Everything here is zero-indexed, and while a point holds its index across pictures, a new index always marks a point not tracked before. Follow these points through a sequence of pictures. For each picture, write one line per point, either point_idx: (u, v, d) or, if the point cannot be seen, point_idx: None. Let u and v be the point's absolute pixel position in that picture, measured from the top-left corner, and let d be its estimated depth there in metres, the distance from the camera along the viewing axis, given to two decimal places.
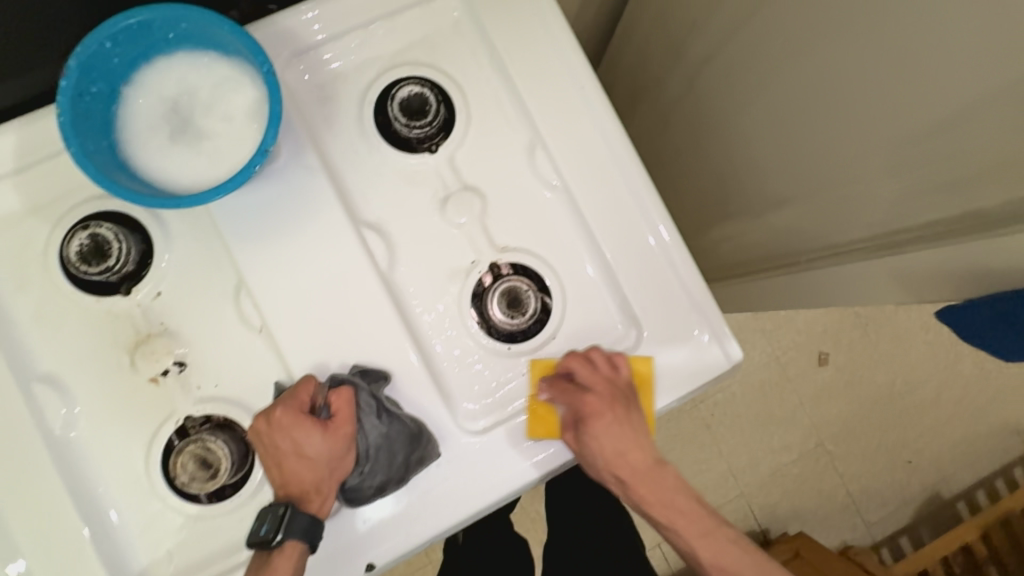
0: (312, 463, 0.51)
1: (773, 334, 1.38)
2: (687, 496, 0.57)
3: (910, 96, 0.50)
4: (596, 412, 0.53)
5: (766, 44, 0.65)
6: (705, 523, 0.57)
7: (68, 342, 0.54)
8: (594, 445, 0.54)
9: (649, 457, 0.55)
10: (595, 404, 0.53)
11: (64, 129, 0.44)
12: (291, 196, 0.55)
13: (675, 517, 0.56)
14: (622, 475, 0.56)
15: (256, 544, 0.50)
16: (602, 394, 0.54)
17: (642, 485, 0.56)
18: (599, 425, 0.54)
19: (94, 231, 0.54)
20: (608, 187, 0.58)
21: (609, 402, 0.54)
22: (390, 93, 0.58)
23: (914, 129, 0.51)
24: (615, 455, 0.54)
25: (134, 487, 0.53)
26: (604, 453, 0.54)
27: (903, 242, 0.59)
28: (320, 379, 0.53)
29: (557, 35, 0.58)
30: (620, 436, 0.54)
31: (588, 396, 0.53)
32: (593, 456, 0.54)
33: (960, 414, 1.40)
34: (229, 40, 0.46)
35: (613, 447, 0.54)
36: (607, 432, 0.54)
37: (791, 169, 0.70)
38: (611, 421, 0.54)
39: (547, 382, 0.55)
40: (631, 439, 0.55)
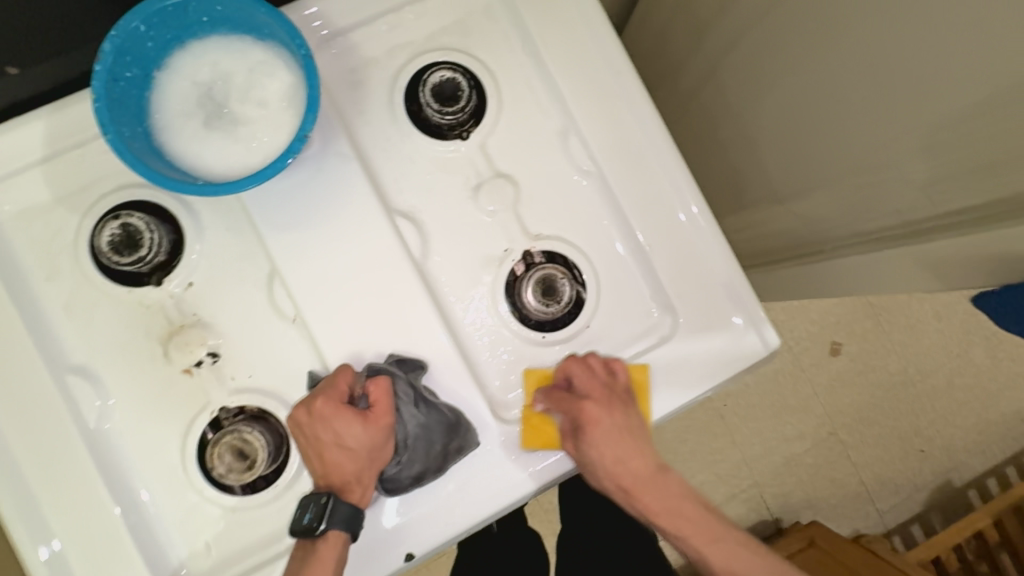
0: (354, 454, 0.51)
1: (786, 324, 1.38)
2: (693, 502, 0.56)
3: (946, 79, 0.49)
4: (593, 419, 0.53)
5: (791, 28, 0.64)
6: (718, 530, 0.55)
7: (100, 333, 0.53)
8: (594, 452, 0.53)
9: (650, 464, 0.55)
10: (594, 410, 0.53)
11: (100, 115, 0.43)
12: (323, 185, 0.54)
13: (682, 525, 0.55)
14: (624, 485, 0.55)
15: (299, 533, 0.49)
16: (601, 399, 0.53)
17: (646, 494, 0.55)
18: (598, 432, 0.53)
19: (125, 221, 0.53)
20: (642, 173, 0.57)
21: (609, 407, 0.53)
22: (422, 78, 0.57)
23: (947, 114, 0.50)
24: (617, 464, 0.53)
25: (170, 479, 0.52)
26: (605, 460, 0.53)
27: (934, 229, 0.58)
28: (356, 369, 0.53)
29: (591, 18, 0.57)
30: (621, 443, 0.53)
31: (588, 403, 0.53)
32: (594, 464, 0.53)
33: (973, 403, 1.40)
34: (265, 23, 0.45)
35: (612, 455, 0.53)
36: (607, 440, 0.53)
37: (817, 156, 0.69)
38: (611, 427, 0.53)
39: (544, 391, 0.54)
40: (632, 446, 0.54)
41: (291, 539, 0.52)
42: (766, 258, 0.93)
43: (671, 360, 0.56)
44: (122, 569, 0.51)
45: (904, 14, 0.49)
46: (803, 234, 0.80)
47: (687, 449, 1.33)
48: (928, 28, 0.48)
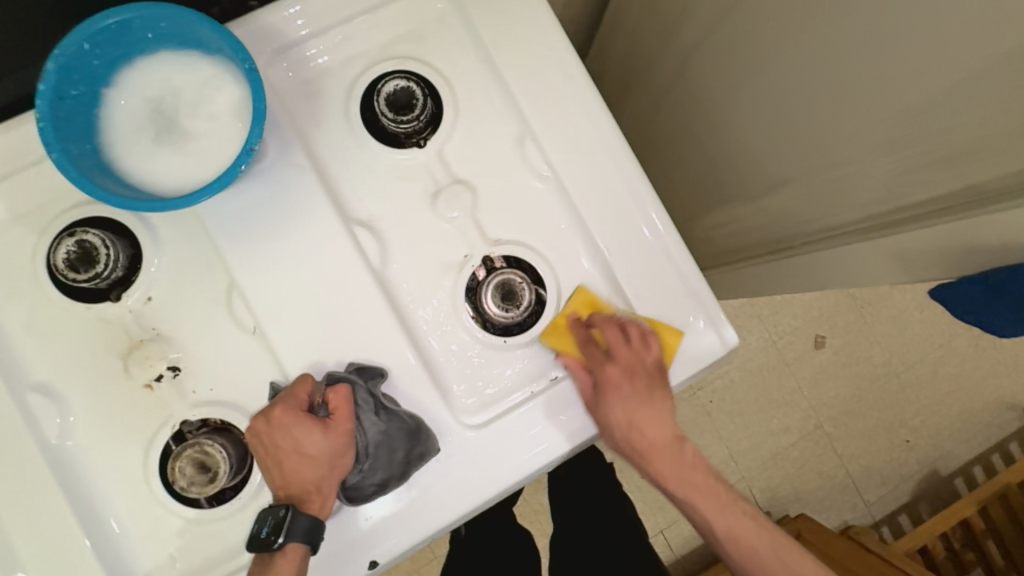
0: (314, 462, 0.51)
1: (770, 319, 1.38)
2: (704, 472, 0.56)
3: (899, 74, 0.49)
4: (613, 377, 0.53)
5: (757, 25, 0.65)
6: (724, 500, 0.56)
7: (61, 351, 0.53)
8: (607, 412, 0.53)
9: (667, 432, 0.55)
10: (612, 367, 0.53)
11: (45, 134, 0.43)
12: (280, 196, 0.54)
13: (694, 492, 0.55)
14: (641, 450, 0.55)
15: (257, 548, 0.49)
16: (622, 367, 0.54)
17: (658, 461, 0.55)
18: (616, 393, 0.53)
19: (80, 237, 0.53)
20: (598, 176, 0.58)
21: (627, 373, 0.54)
22: (376, 87, 0.57)
23: (901, 109, 0.51)
24: (626, 424, 0.53)
25: (133, 494, 0.53)
26: (619, 421, 0.53)
27: (896, 220, 0.59)
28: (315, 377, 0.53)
29: (544, 25, 0.58)
30: (641, 407, 0.54)
31: (607, 365, 0.54)
32: (606, 422, 0.54)
33: (957, 392, 1.41)
34: (212, 38, 0.46)
35: (625, 418, 0.53)
36: (623, 403, 0.53)
37: (785, 152, 0.69)
38: (628, 394, 0.53)
39: (575, 337, 0.56)
40: (654, 410, 0.54)
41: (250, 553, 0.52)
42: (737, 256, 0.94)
43: None
44: None
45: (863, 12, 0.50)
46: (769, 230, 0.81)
47: None
48: (881, 23, 0.48)
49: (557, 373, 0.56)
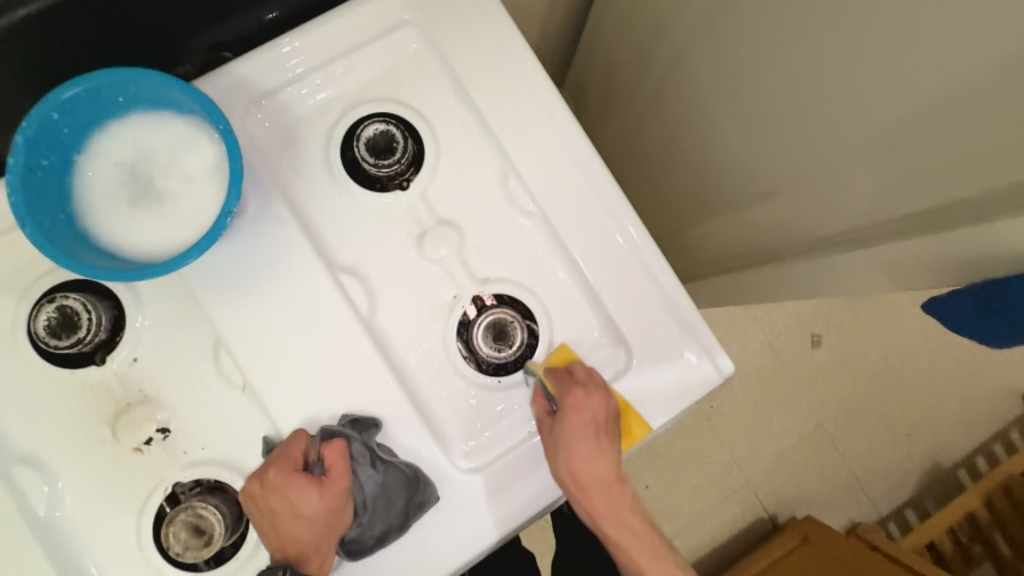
0: (310, 522, 0.49)
1: (765, 321, 1.38)
2: (641, 517, 0.55)
3: (874, 95, 0.49)
4: (578, 405, 0.52)
5: (738, 43, 0.64)
6: (657, 549, 0.55)
7: (44, 420, 0.52)
8: (562, 439, 0.52)
9: (612, 472, 0.53)
10: (580, 397, 0.52)
11: (18, 209, 0.42)
12: (262, 247, 0.54)
13: (627, 538, 0.55)
14: (582, 485, 0.52)
15: None
16: (591, 396, 0.52)
17: (596, 497, 0.53)
18: (575, 422, 0.51)
19: (61, 302, 0.52)
20: (584, 209, 0.57)
21: (592, 406, 0.52)
22: (355, 132, 0.57)
23: (874, 129, 0.51)
24: (578, 455, 0.52)
25: (128, 561, 0.51)
26: (570, 450, 0.52)
27: (869, 239, 0.58)
28: (311, 433, 0.52)
29: (521, 60, 0.58)
30: (590, 444, 0.52)
31: (576, 391, 0.52)
32: (557, 449, 0.52)
33: (954, 384, 1.42)
34: (183, 99, 0.45)
35: (577, 450, 0.52)
36: (578, 436, 0.52)
37: (767, 166, 0.68)
38: (586, 424, 0.52)
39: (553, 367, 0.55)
40: (603, 449, 0.53)
41: None
42: (721, 269, 0.94)
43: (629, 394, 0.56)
44: None
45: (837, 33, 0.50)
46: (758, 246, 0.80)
47: (676, 455, 1.33)
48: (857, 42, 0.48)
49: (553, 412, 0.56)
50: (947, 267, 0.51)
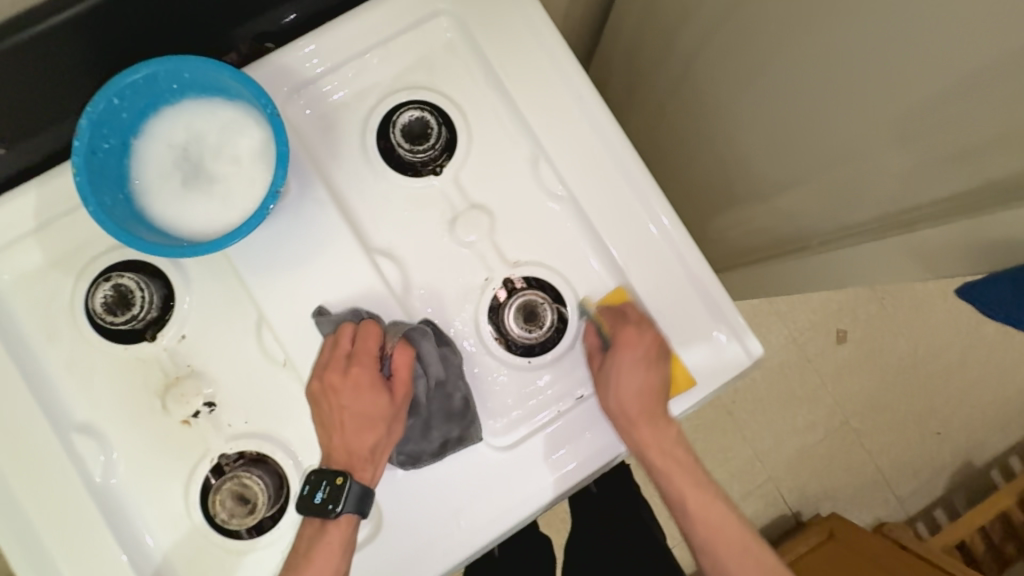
0: (373, 424, 0.53)
1: (790, 315, 1.37)
2: (684, 448, 0.56)
3: (907, 75, 0.49)
4: (629, 343, 0.54)
5: (765, 29, 0.64)
6: (699, 477, 0.57)
7: (100, 393, 0.55)
8: (615, 366, 0.54)
9: (661, 404, 0.55)
10: (632, 336, 0.54)
11: (82, 189, 0.44)
12: (303, 231, 0.56)
13: (671, 468, 0.56)
14: (631, 411, 0.54)
15: (309, 511, 0.51)
16: (643, 337, 0.54)
17: (645, 426, 0.54)
18: (625, 358, 0.53)
19: (117, 282, 0.55)
20: (614, 192, 0.58)
21: (644, 345, 0.54)
22: (391, 119, 0.58)
23: (906, 110, 0.51)
24: (631, 389, 0.53)
25: (177, 527, 0.54)
26: (623, 381, 0.53)
27: (900, 224, 0.58)
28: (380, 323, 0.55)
29: (552, 48, 0.59)
30: (640, 377, 0.54)
31: (627, 329, 0.54)
32: (608, 377, 0.54)
33: (987, 381, 1.38)
34: (233, 85, 0.47)
35: (629, 379, 0.53)
36: (631, 370, 0.53)
37: (794, 151, 0.68)
38: (638, 357, 0.54)
39: (608, 306, 0.57)
40: (653, 386, 0.54)
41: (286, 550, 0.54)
42: (745, 260, 0.94)
43: None
44: None
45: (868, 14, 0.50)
46: (783, 234, 0.80)
47: (698, 448, 1.32)
48: (888, 22, 0.48)
49: (583, 393, 0.57)
50: (985, 251, 0.50)
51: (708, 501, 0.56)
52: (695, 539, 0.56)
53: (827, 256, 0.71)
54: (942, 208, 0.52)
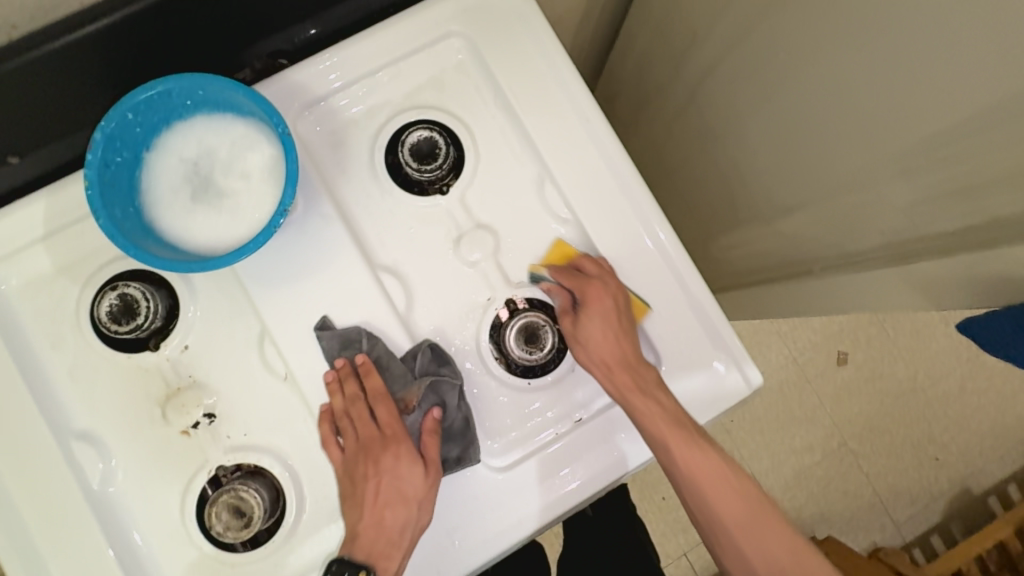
0: (405, 502, 0.52)
1: (790, 335, 1.37)
2: (671, 403, 0.54)
3: (913, 111, 0.49)
4: (596, 296, 0.56)
5: (771, 59, 0.65)
6: (695, 441, 0.53)
7: (101, 400, 0.55)
8: (586, 328, 0.55)
9: (632, 347, 0.56)
10: (598, 289, 0.56)
11: (93, 201, 0.45)
12: (308, 245, 0.56)
13: (664, 429, 0.52)
14: (607, 367, 0.55)
15: None
16: (608, 286, 0.56)
17: (623, 379, 0.54)
18: (594, 309, 0.55)
19: (123, 290, 0.55)
20: (618, 217, 0.59)
21: (612, 294, 0.56)
22: (399, 137, 0.59)
23: (912, 146, 0.51)
24: (602, 335, 0.55)
25: (172, 537, 0.54)
26: (596, 337, 0.55)
27: (904, 255, 0.58)
28: (370, 356, 0.55)
29: (562, 72, 0.60)
30: (608, 329, 0.55)
31: (592, 283, 0.56)
32: (583, 340, 0.55)
33: (986, 408, 1.38)
34: (245, 102, 0.48)
35: (601, 334, 0.55)
36: (600, 319, 0.55)
37: (800, 178, 0.68)
38: (607, 309, 0.55)
39: (555, 266, 0.58)
40: (620, 331, 0.56)
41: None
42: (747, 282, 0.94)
43: None
44: None
45: (871, 52, 0.51)
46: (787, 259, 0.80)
47: None
48: (892, 60, 0.49)
49: (582, 415, 0.57)
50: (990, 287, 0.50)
51: (704, 465, 0.53)
52: (692, 509, 0.54)
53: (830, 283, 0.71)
54: (945, 240, 0.53)
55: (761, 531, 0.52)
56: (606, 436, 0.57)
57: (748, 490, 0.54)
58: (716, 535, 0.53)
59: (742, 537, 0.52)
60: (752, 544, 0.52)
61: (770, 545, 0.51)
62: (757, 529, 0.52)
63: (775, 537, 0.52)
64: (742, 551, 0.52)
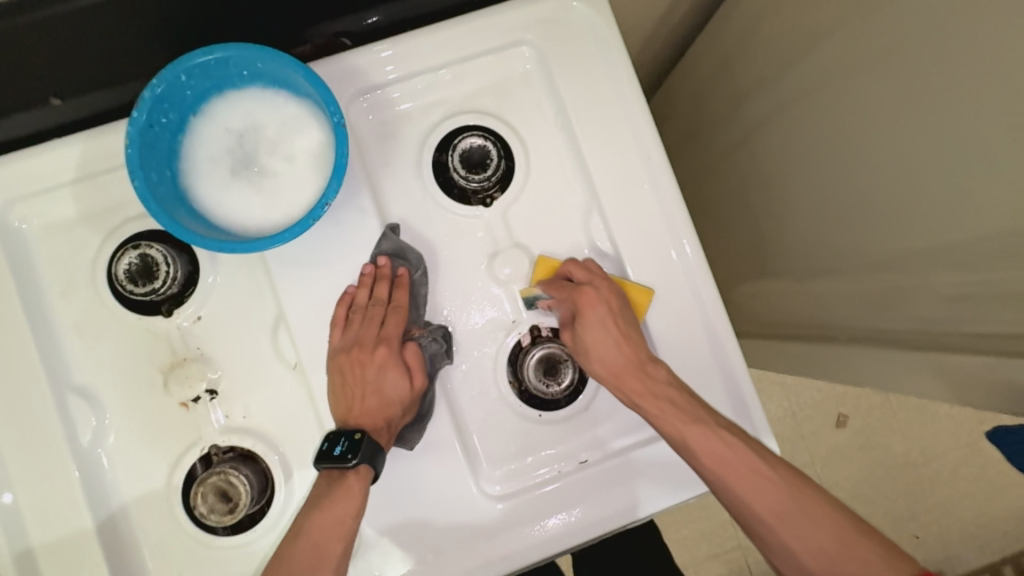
0: (388, 403, 0.53)
1: (793, 388, 1.24)
2: (682, 394, 0.52)
3: (977, 206, 0.46)
4: (589, 303, 0.53)
5: (819, 120, 0.60)
6: (712, 428, 0.50)
7: (103, 357, 0.54)
8: (585, 340, 0.54)
9: (635, 348, 0.53)
10: (590, 295, 0.53)
11: (131, 160, 0.43)
12: (341, 237, 0.54)
13: (676, 424, 0.50)
14: (614, 375, 0.53)
15: (326, 462, 0.49)
16: (600, 290, 0.54)
17: (631, 385, 0.52)
18: (590, 317, 0.53)
19: (144, 251, 0.53)
20: (661, 261, 0.57)
21: (605, 298, 0.53)
22: (452, 141, 0.57)
23: (969, 240, 0.48)
24: (606, 343, 0.53)
25: (154, 506, 0.53)
26: (596, 345, 0.53)
27: (931, 344, 0.53)
28: (411, 274, 0.55)
29: (629, 101, 0.57)
30: (610, 334, 0.53)
31: (582, 291, 0.54)
32: (585, 351, 0.54)
33: (975, 496, 1.25)
34: (303, 83, 0.46)
35: (601, 340, 0.53)
36: (600, 328, 0.53)
37: (832, 244, 0.64)
38: (604, 315, 0.53)
39: (546, 281, 0.55)
40: (621, 333, 0.53)
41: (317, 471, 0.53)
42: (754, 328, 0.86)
43: (661, 458, 0.55)
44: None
45: (939, 137, 0.47)
46: (793, 331, 0.75)
47: None
48: (962, 154, 0.46)
49: (587, 457, 0.56)
50: None
51: (736, 453, 0.49)
52: (731, 511, 0.49)
53: (841, 362, 0.66)
54: (986, 342, 0.48)
55: (799, 520, 0.46)
56: (610, 485, 0.55)
57: (776, 472, 0.48)
58: (754, 528, 0.47)
59: (783, 529, 0.46)
60: (793, 537, 0.45)
61: (809, 532, 0.45)
62: (794, 515, 0.46)
63: (810, 526, 0.45)
64: (785, 545, 0.46)
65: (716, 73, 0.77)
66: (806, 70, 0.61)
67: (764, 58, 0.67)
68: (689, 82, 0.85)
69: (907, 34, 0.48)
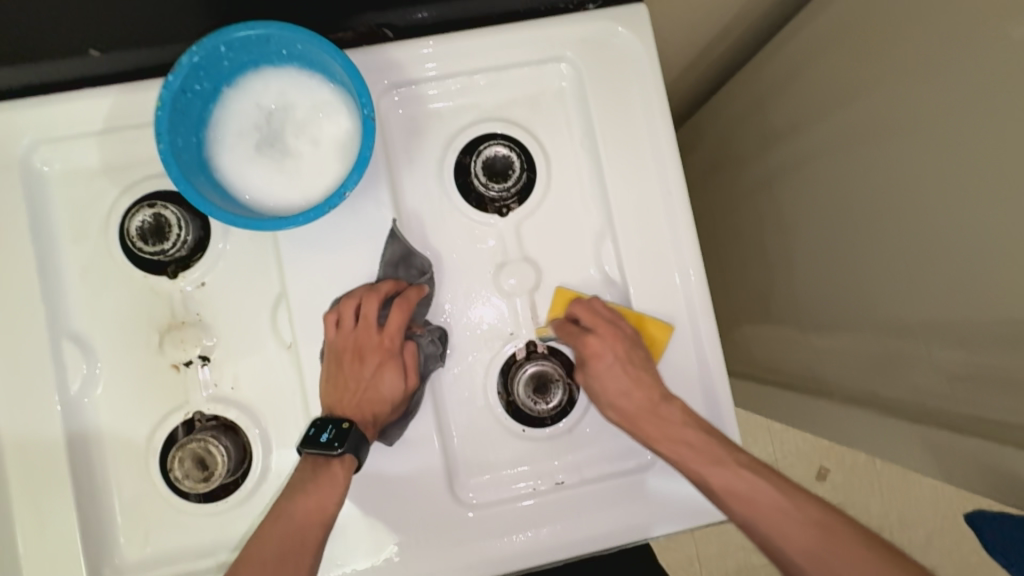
0: (380, 399, 0.53)
1: (778, 434, 1.23)
2: (695, 430, 0.52)
3: (989, 293, 0.46)
4: (596, 352, 0.53)
5: (843, 180, 0.60)
6: (721, 455, 0.50)
7: (104, 308, 0.54)
8: (596, 384, 0.53)
9: (648, 393, 0.53)
10: (596, 344, 0.53)
11: (160, 124, 0.44)
12: (353, 226, 0.55)
13: (684, 452, 0.51)
14: (628, 421, 0.53)
15: (311, 448, 0.50)
16: (605, 337, 0.53)
17: (647, 430, 0.52)
18: (599, 365, 0.53)
19: (159, 211, 0.54)
20: (666, 296, 0.57)
21: (612, 344, 0.53)
22: (477, 147, 0.57)
23: (976, 325, 0.47)
24: (618, 389, 0.53)
25: (132, 461, 0.54)
26: (608, 391, 0.53)
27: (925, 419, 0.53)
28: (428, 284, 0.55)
29: (659, 133, 0.57)
30: (622, 380, 0.53)
31: (588, 336, 0.53)
32: (597, 395, 0.54)
33: (944, 571, 1.23)
34: (339, 72, 0.46)
35: (613, 386, 0.53)
36: (610, 374, 0.53)
37: (839, 304, 0.64)
38: (613, 361, 0.53)
39: (557, 321, 0.56)
40: (631, 375, 0.53)
41: (300, 456, 0.53)
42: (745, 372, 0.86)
43: (636, 489, 0.55)
44: (56, 523, 0.52)
45: (961, 217, 0.47)
46: (787, 383, 0.74)
47: None
48: (978, 237, 0.46)
49: (564, 478, 0.56)
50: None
51: (754, 483, 0.48)
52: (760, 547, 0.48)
53: (831, 420, 0.66)
54: (983, 427, 0.48)
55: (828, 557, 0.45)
56: (583, 510, 0.55)
57: (802, 506, 0.47)
58: (781, 562, 0.47)
59: (814, 569, 0.45)
60: (823, 571, 0.45)
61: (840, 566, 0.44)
62: (821, 550, 0.45)
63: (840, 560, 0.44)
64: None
65: (748, 116, 0.77)
66: (838, 128, 0.61)
67: (795, 111, 0.67)
68: (720, 120, 0.85)
69: (946, 110, 0.48)
